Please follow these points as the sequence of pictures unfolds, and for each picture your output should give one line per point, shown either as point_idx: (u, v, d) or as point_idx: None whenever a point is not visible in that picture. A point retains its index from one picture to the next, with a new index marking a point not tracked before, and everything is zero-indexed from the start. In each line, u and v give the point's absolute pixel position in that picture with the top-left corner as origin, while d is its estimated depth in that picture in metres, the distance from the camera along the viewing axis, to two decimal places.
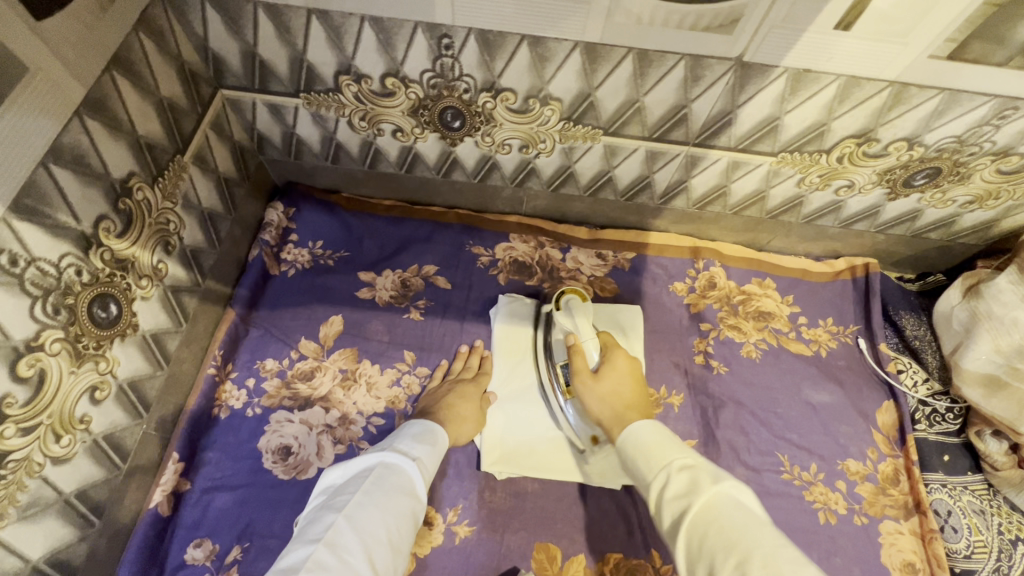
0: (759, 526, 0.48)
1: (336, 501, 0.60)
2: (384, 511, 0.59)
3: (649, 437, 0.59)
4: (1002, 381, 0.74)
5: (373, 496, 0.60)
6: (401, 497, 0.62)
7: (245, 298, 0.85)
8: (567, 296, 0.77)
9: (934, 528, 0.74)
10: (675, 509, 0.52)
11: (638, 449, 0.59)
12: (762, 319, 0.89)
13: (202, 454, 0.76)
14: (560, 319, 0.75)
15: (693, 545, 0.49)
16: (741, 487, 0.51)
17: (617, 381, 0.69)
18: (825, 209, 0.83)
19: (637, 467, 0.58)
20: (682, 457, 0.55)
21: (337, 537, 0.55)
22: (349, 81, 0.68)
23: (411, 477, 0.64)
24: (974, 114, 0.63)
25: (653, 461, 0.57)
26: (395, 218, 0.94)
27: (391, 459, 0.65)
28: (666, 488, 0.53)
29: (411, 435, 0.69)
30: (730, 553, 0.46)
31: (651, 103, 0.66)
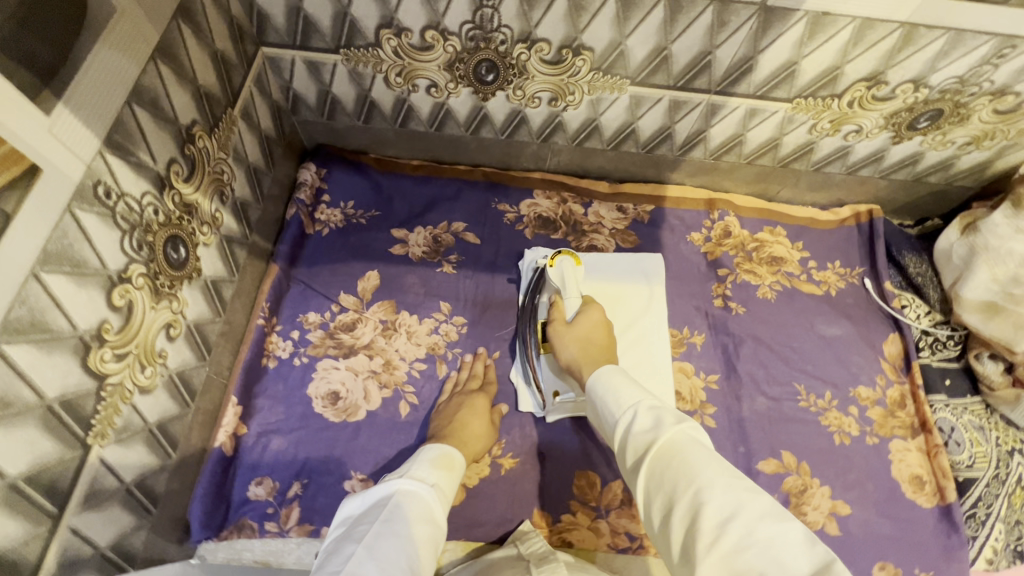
0: (714, 460, 0.47)
1: (354, 532, 0.55)
2: (408, 541, 0.53)
3: (608, 382, 0.59)
4: (998, 306, 0.80)
5: (392, 524, 0.55)
6: (422, 525, 0.56)
7: (286, 254, 0.88)
8: (561, 255, 0.80)
9: (938, 444, 0.81)
10: (638, 445, 0.51)
11: (607, 390, 0.58)
12: (775, 263, 0.94)
13: (256, 400, 0.79)
14: (551, 276, 0.80)
15: (652, 482, 0.49)
16: (699, 429, 0.51)
17: (589, 327, 0.73)
18: (833, 155, 0.88)
19: (605, 408, 0.57)
20: (646, 399, 0.54)
21: (357, 567, 0.50)
22: (390, 35, 0.71)
23: (432, 507, 0.59)
24: (976, 54, 0.68)
25: (616, 404, 0.56)
26: (423, 177, 0.97)
27: (409, 487, 0.59)
28: (632, 426, 0.52)
29: (427, 460, 0.65)
30: (692, 482, 0.45)
31: (678, 51, 0.70)
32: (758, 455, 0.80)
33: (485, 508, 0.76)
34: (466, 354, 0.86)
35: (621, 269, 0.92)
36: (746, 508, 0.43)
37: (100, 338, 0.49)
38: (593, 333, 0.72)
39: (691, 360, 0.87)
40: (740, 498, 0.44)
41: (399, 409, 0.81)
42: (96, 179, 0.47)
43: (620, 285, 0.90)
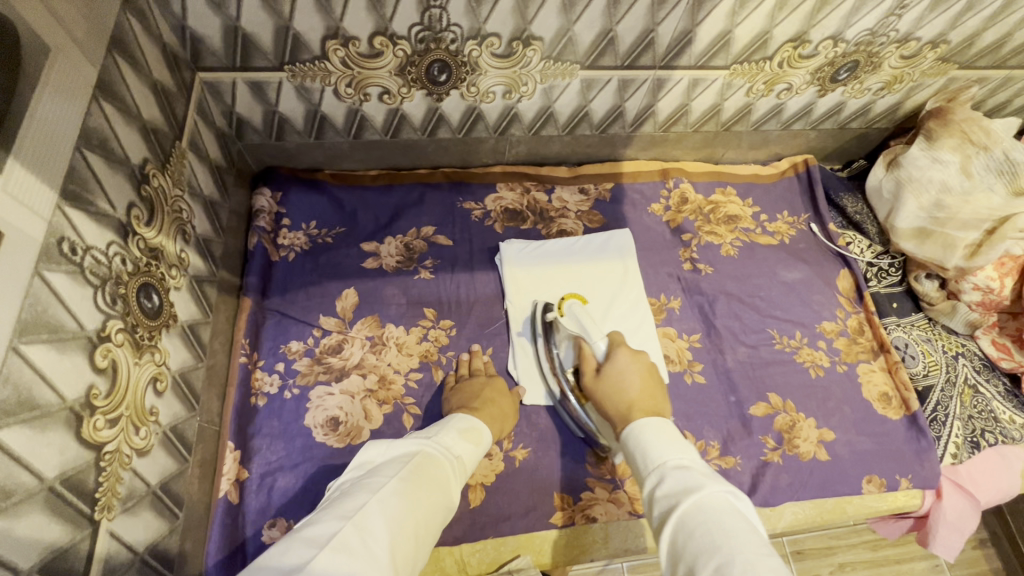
0: (745, 537, 0.45)
1: (370, 481, 0.54)
2: (419, 499, 0.54)
3: (651, 435, 0.60)
4: (928, 231, 0.89)
5: (412, 480, 0.55)
6: (435, 491, 0.56)
7: (256, 285, 0.83)
8: (567, 301, 0.87)
9: (897, 361, 0.90)
10: (665, 506, 0.51)
11: (639, 446, 0.60)
12: (731, 221, 1.00)
13: (253, 442, 0.76)
14: (566, 323, 0.85)
15: (675, 545, 0.48)
16: (735, 497, 0.50)
17: (621, 374, 0.72)
18: (768, 113, 0.95)
19: (640, 460, 0.59)
20: (678, 458, 0.55)
21: (367, 519, 0.49)
22: (337, 45, 0.69)
23: (446, 478, 0.59)
24: (882, 7, 0.75)
25: (648, 459, 0.57)
26: (384, 186, 0.95)
27: (434, 452, 0.60)
28: (658, 487, 0.54)
29: (457, 431, 0.66)
30: (712, 557, 0.44)
31: (622, 31, 0.73)
32: (748, 401, 0.86)
33: (507, 501, 0.77)
34: (461, 354, 0.86)
35: (595, 248, 0.94)
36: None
37: (91, 405, 0.46)
38: (625, 385, 0.70)
39: (673, 324, 0.91)
40: None
41: (404, 422, 0.80)
42: (58, 235, 0.43)
43: (597, 263, 0.93)
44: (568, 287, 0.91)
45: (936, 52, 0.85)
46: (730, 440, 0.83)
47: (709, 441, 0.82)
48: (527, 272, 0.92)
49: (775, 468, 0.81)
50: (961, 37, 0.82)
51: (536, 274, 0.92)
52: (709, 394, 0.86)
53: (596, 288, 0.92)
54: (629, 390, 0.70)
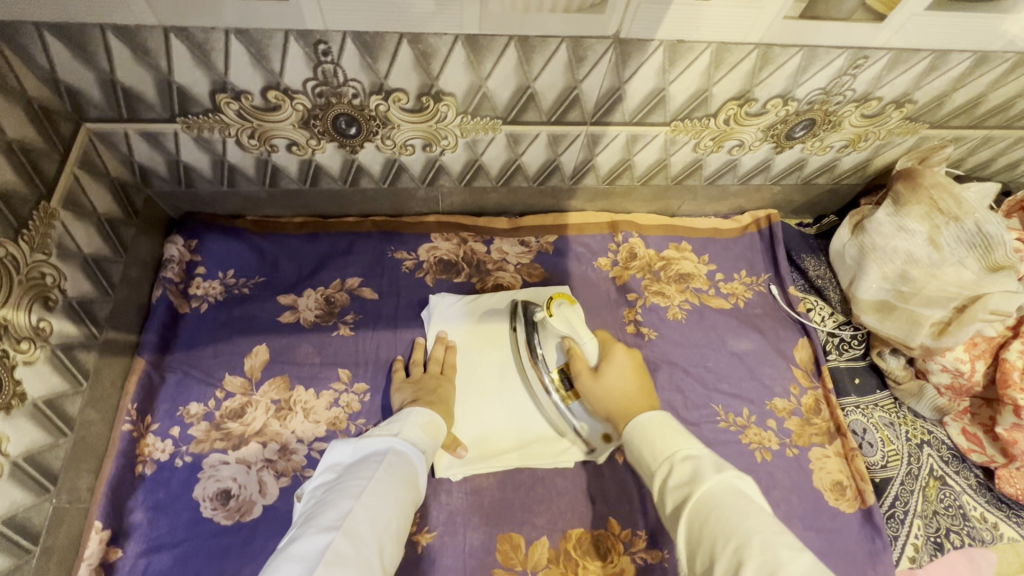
0: (756, 514, 0.47)
1: (347, 488, 0.57)
2: (393, 499, 0.58)
3: (653, 426, 0.59)
4: (891, 305, 0.81)
5: (384, 481, 0.59)
6: (409, 487, 0.61)
7: (154, 342, 0.79)
8: (556, 301, 0.77)
9: (854, 447, 0.81)
10: (676, 496, 0.52)
11: (644, 437, 0.59)
12: (682, 281, 0.93)
13: (130, 518, 0.70)
14: (555, 323, 0.76)
15: (693, 532, 0.48)
16: (740, 477, 0.51)
17: (615, 376, 0.70)
18: (722, 168, 0.87)
19: (643, 453, 0.58)
20: (684, 446, 0.55)
21: (354, 526, 0.53)
22: (227, 98, 0.64)
23: (416, 471, 0.64)
24: (833, 67, 0.68)
25: (656, 449, 0.57)
26: (308, 235, 0.90)
27: (401, 448, 0.64)
28: (669, 480, 0.54)
29: (416, 424, 0.68)
30: (728, 541, 0.45)
31: (541, 88, 0.67)
32: None
33: None
34: (372, 423, 0.79)
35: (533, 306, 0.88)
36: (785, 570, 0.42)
37: None
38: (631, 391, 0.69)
39: None
40: (779, 559, 0.43)
41: None
42: None
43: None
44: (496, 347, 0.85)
45: (901, 112, 0.77)
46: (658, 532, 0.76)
47: (635, 531, 0.76)
48: (456, 328, 0.86)
49: None
50: (928, 97, 0.75)
51: (466, 331, 0.86)
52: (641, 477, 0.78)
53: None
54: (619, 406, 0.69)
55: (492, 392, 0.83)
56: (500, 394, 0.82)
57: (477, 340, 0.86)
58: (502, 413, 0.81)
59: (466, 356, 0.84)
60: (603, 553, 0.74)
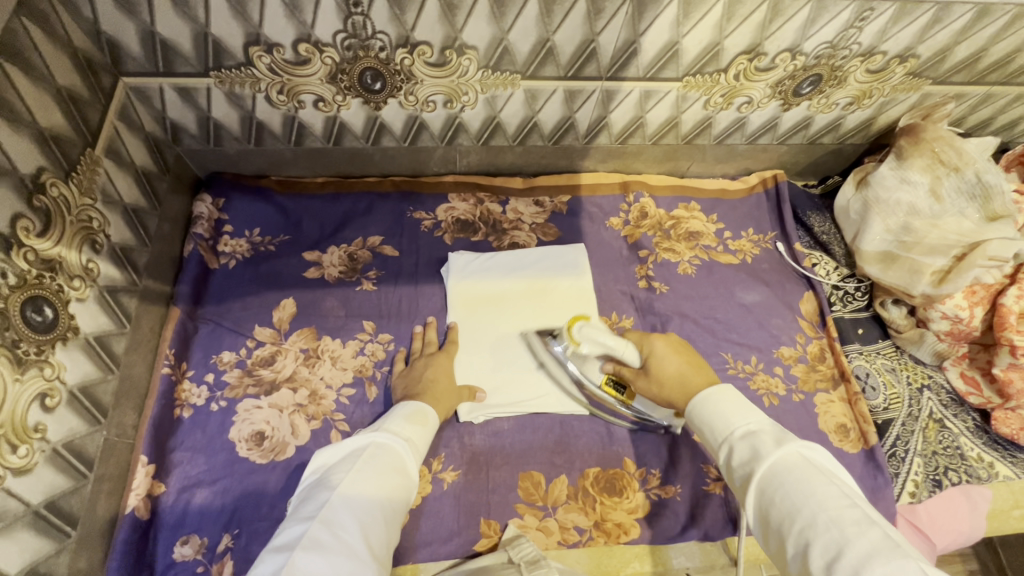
0: (822, 490, 0.47)
1: (327, 481, 0.57)
2: (377, 486, 0.57)
3: (710, 406, 0.59)
4: (894, 255, 0.85)
5: (365, 470, 0.58)
6: (394, 474, 0.59)
7: (188, 294, 0.82)
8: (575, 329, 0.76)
9: (857, 391, 0.85)
10: (741, 476, 0.53)
11: (701, 419, 0.60)
12: (692, 238, 0.96)
13: (171, 455, 0.73)
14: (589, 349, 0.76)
15: (762, 510, 0.51)
16: (808, 449, 0.52)
17: (668, 365, 0.70)
18: (730, 127, 0.90)
19: (705, 434, 0.59)
20: (741, 425, 0.56)
21: (331, 515, 0.52)
22: (260, 52, 0.67)
23: (405, 457, 0.62)
24: (840, 19, 0.71)
25: (714, 430, 0.58)
26: (331, 194, 0.93)
27: (383, 438, 0.62)
28: (731, 458, 0.55)
29: (401, 417, 0.67)
30: (796, 521, 0.47)
31: (560, 41, 0.70)
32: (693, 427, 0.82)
33: (431, 526, 0.74)
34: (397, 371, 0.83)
35: (545, 265, 0.91)
36: (854, 544, 0.43)
37: None
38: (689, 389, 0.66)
39: None
40: (846, 535, 0.44)
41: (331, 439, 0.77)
42: None
43: (542, 282, 0.90)
44: (509, 303, 0.89)
45: (905, 67, 0.80)
46: (672, 469, 0.79)
47: (650, 470, 0.79)
48: (471, 284, 0.89)
49: (718, 500, 0.78)
50: (931, 51, 0.77)
51: (473, 288, 0.89)
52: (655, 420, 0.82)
53: (536, 307, 0.89)
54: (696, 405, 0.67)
55: (506, 346, 0.86)
56: (512, 347, 0.86)
57: (482, 297, 0.89)
58: (515, 364, 0.84)
59: (473, 310, 0.88)
60: (619, 490, 0.78)
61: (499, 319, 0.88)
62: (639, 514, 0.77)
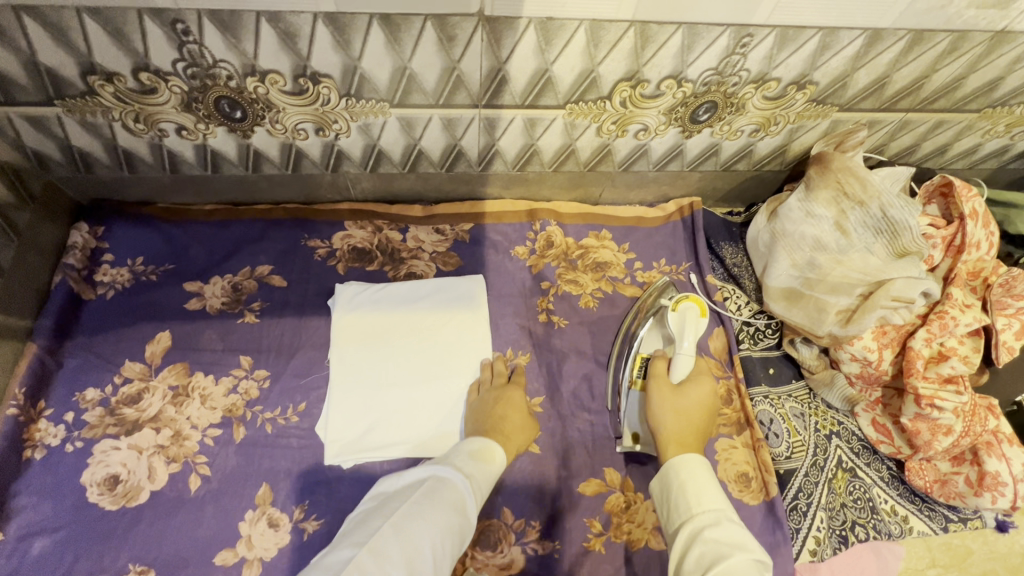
0: None
1: (384, 508, 0.59)
2: (430, 524, 0.57)
3: (699, 475, 0.62)
4: (799, 292, 0.80)
5: (421, 505, 0.58)
6: (453, 510, 0.59)
7: (50, 328, 0.78)
8: (684, 300, 0.76)
9: (760, 437, 0.79)
10: (708, 549, 0.54)
11: (684, 482, 0.62)
12: (599, 269, 0.92)
13: (13, 501, 0.70)
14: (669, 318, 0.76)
15: None
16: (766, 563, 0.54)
17: (691, 404, 0.71)
18: (633, 154, 0.86)
19: (684, 495, 0.61)
20: (727, 510, 0.58)
21: (379, 543, 0.54)
22: (100, 81, 0.64)
23: (463, 496, 0.62)
24: (719, 45, 0.66)
25: (696, 499, 0.60)
26: (219, 222, 0.89)
27: (443, 473, 0.63)
28: (707, 530, 0.56)
29: (467, 451, 0.67)
30: None
31: (419, 68, 0.66)
32: (577, 475, 0.77)
33: None
34: (269, 410, 0.79)
35: (441, 298, 0.87)
36: None
37: None
38: (519, 432, 0.74)
39: None
40: None
41: (189, 483, 0.73)
42: None
43: (435, 318, 0.85)
44: (398, 338, 0.84)
45: (805, 94, 0.75)
46: (553, 522, 0.74)
47: (528, 521, 0.74)
48: (360, 316, 0.85)
49: (596, 558, 0.73)
50: (829, 77, 0.73)
51: (355, 323, 0.84)
52: (539, 468, 0.77)
53: (429, 344, 0.84)
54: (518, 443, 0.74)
55: (388, 384, 0.81)
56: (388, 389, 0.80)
57: (360, 334, 0.84)
58: (395, 405, 0.79)
59: (348, 347, 0.82)
60: (493, 544, 0.73)
61: (376, 357, 0.82)
62: (511, 571, 0.72)
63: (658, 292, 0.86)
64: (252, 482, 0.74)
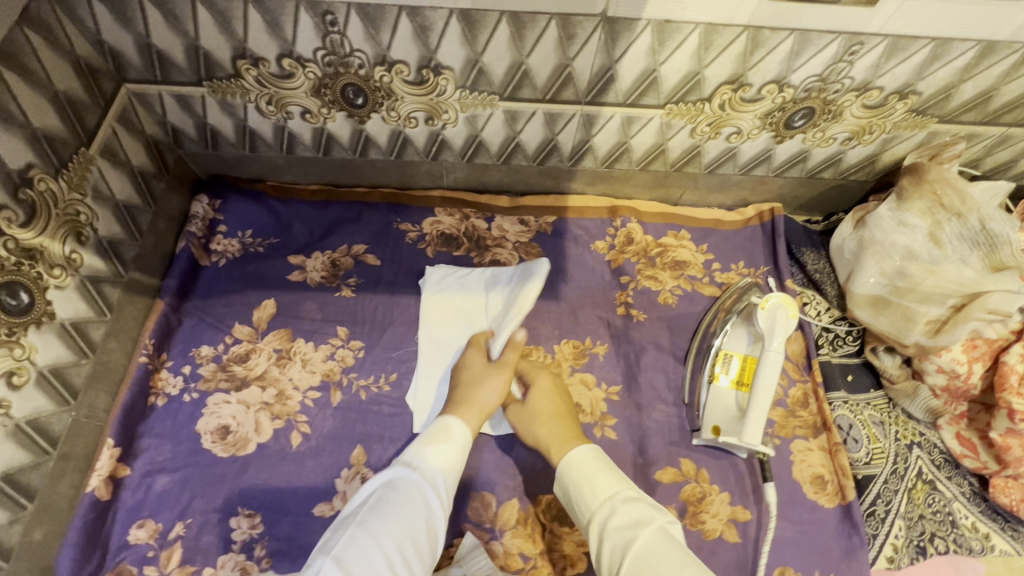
0: (685, 559, 0.56)
1: (344, 523, 0.63)
2: (388, 524, 0.61)
3: (590, 466, 0.68)
4: (886, 300, 0.80)
5: (377, 511, 0.63)
6: (408, 506, 0.64)
7: (175, 288, 0.86)
8: (774, 300, 0.73)
9: (838, 441, 0.80)
10: (619, 536, 0.60)
11: (582, 477, 0.67)
12: (677, 267, 0.94)
13: (139, 441, 0.77)
14: (758, 317, 0.74)
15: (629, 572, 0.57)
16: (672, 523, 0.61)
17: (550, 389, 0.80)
18: (721, 157, 0.88)
19: (584, 491, 0.66)
20: (623, 490, 0.65)
21: (339, 555, 0.58)
22: (247, 65, 0.71)
23: (420, 485, 0.66)
24: (828, 52, 0.68)
25: (595, 491, 0.65)
26: (321, 202, 0.96)
27: (393, 476, 0.67)
28: (612, 519, 0.62)
29: (419, 440, 0.71)
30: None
31: (535, 65, 0.70)
32: (654, 463, 0.79)
33: None
34: (363, 378, 0.84)
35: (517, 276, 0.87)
36: None
37: None
38: (482, 388, 0.77)
39: (592, 371, 0.86)
40: None
41: (291, 439, 0.79)
42: None
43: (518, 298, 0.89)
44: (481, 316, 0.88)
45: (906, 104, 0.76)
46: None
47: None
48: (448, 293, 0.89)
49: None
50: (933, 88, 0.73)
51: (443, 305, 0.88)
52: (616, 453, 0.80)
53: None
54: (488, 402, 0.76)
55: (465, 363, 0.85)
56: None
57: (447, 315, 0.88)
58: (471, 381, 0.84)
59: (436, 327, 0.87)
60: (570, 520, 0.76)
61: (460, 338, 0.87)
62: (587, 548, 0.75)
63: (739, 293, 0.87)
64: (348, 443, 0.80)
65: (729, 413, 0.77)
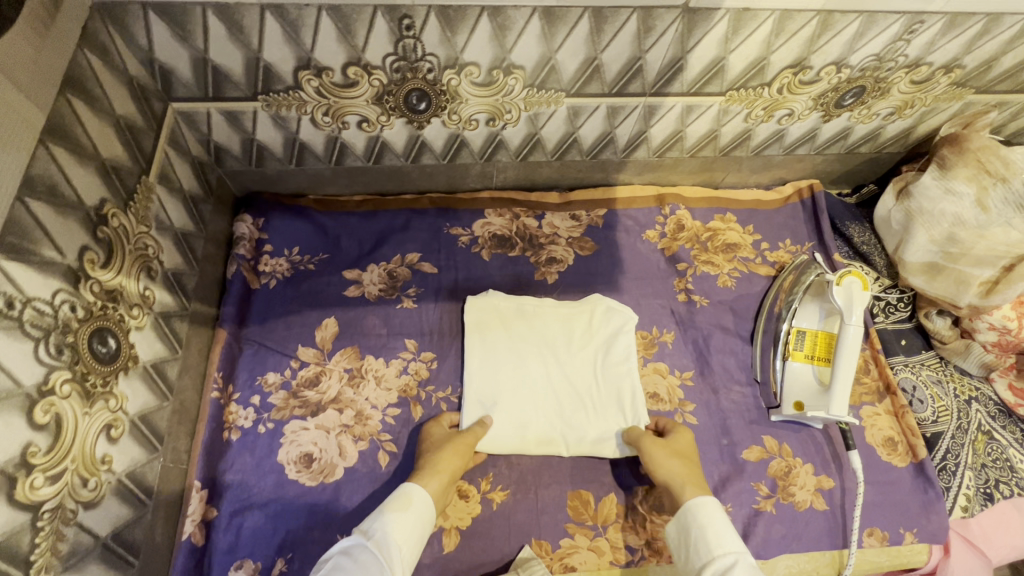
0: None
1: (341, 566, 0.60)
2: None
3: (716, 519, 0.65)
4: (940, 266, 0.85)
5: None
6: None
7: (233, 315, 0.82)
8: (848, 276, 0.77)
9: (904, 404, 0.84)
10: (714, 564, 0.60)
11: (701, 524, 0.65)
12: (729, 250, 0.96)
13: (222, 479, 0.74)
14: (833, 293, 0.78)
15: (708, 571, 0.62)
16: None
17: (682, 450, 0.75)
18: (769, 139, 0.90)
19: (704, 539, 0.64)
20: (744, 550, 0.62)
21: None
22: (309, 75, 0.67)
23: None
24: (889, 32, 0.70)
25: (712, 543, 0.63)
26: (368, 212, 0.92)
27: None
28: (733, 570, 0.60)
29: None
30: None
31: (608, 59, 0.69)
32: (740, 444, 0.82)
33: (484, 547, 0.74)
34: (441, 390, 0.82)
35: (558, 314, 0.86)
36: None
37: (28, 464, 0.46)
38: (444, 450, 0.73)
39: (664, 359, 0.87)
40: None
41: (379, 460, 0.76)
42: None
43: (575, 311, 0.86)
44: (537, 323, 0.85)
45: (950, 77, 0.79)
46: (721, 487, 0.78)
47: None
48: (495, 308, 0.86)
49: (768, 518, 0.77)
50: (977, 61, 0.77)
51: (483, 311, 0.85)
52: (701, 437, 0.82)
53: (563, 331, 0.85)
54: (448, 463, 0.72)
55: (528, 371, 0.82)
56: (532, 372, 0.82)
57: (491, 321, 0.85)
58: (538, 392, 0.81)
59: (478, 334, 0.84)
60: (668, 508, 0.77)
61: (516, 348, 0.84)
62: None
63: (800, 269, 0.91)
64: None
65: (808, 387, 0.81)
